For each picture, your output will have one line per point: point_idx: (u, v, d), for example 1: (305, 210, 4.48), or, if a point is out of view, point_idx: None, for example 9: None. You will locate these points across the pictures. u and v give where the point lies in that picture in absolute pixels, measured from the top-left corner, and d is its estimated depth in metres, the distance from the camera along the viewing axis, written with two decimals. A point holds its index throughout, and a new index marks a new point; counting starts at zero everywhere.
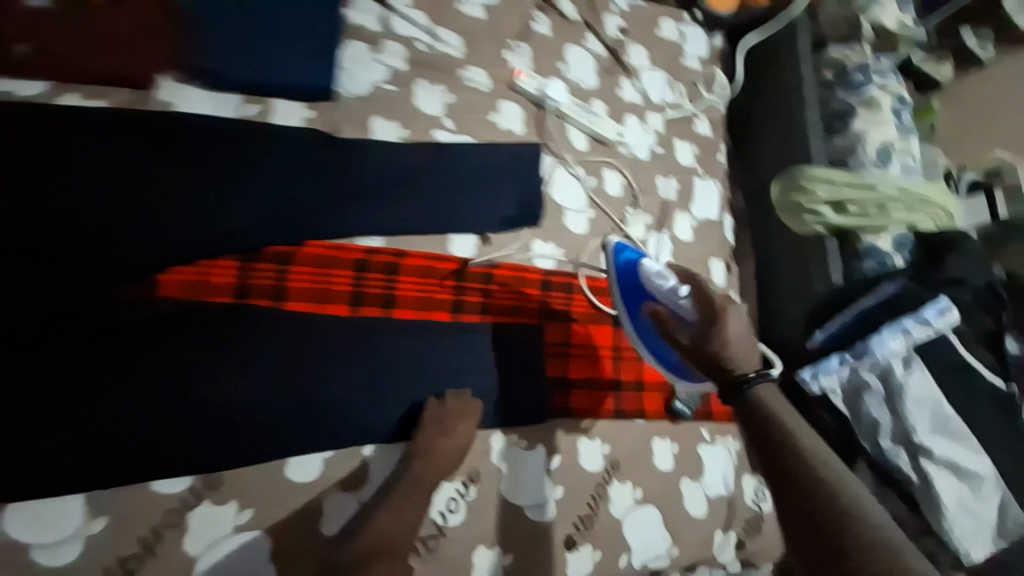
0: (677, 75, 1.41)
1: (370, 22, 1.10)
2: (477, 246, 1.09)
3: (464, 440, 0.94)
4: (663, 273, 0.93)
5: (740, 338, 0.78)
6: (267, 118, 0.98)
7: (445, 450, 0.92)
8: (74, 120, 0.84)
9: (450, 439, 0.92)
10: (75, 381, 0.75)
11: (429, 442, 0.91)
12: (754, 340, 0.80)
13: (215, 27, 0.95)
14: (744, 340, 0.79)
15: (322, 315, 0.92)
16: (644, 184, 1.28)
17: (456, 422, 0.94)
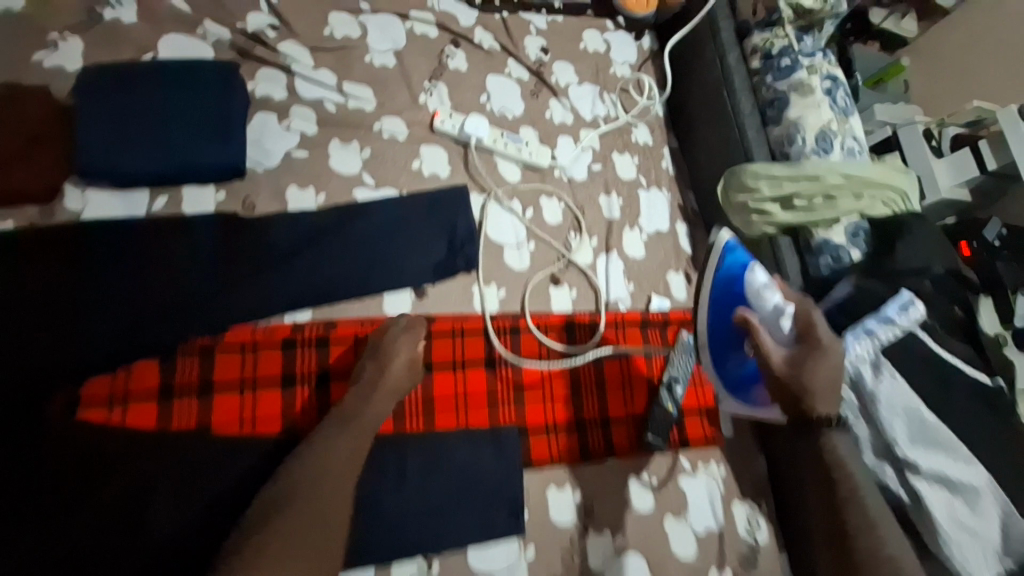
0: (607, 86, 1.37)
1: (275, 90, 1.09)
2: (413, 302, 1.04)
3: (409, 356, 0.93)
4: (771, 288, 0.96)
5: (830, 374, 0.84)
6: (179, 210, 0.96)
7: (391, 375, 0.91)
8: None
9: (390, 364, 0.91)
10: (12, 509, 0.76)
11: (368, 376, 0.90)
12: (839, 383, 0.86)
13: (111, 126, 0.94)
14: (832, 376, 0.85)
15: (253, 405, 0.90)
16: (585, 204, 1.24)
17: (398, 338, 0.94)
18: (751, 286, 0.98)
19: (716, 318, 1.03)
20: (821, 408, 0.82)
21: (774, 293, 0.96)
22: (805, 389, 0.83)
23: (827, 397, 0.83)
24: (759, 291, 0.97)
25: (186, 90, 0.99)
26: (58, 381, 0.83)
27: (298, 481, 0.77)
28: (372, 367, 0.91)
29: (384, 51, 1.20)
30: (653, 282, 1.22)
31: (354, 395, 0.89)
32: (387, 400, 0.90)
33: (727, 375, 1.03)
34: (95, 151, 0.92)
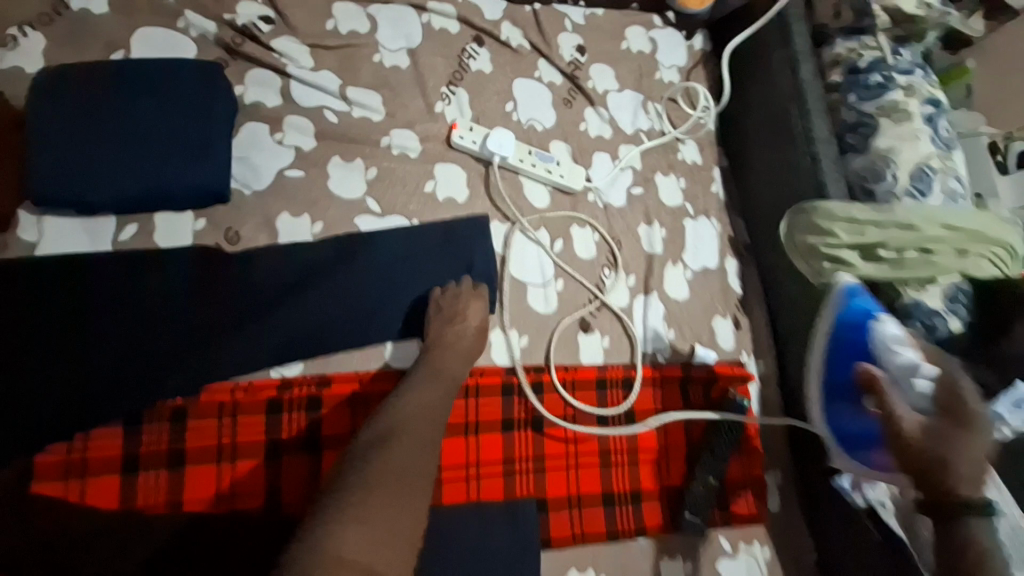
0: (651, 95, 1.19)
1: (268, 96, 0.93)
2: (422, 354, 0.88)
3: (477, 323, 0.88)
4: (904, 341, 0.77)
5: (980, 452, 0.67)
6: (151, 241, 0.83)
7: (459, 340, 0.85)
8: None
9: (459, 326, 0.86)
10: None
11: (438, 337, 0.85)
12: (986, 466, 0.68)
13: (67, 141, 0.79)
14: (981, 458, 0.67)
15: (233, 478, 0.78)
16: (623, 235, 1.07)
17: (469, 299, 0.90)
18: (879, 338, 0.78)
19: (835, 371, 0.82)
20: (965, 491, 0.65)
21: (906, 349, 0.76)
22: (948, 466, 0.66)
23: (971, 479, 0.66)
24: (887, 343, 0.77)
25: (155, 96, 0.84)
26: (11, 442, 0.73)
27: (397, 424, 0.70)
28: (441, 326, 0.86)
29: (396, 50, 1.04)
30: (697, 330, 1.06)
31: (427, 360, 0.82)
32: (460, 364, 0.84)
33: (839, 432, 0.83)
34: (49, 170, 0.78)
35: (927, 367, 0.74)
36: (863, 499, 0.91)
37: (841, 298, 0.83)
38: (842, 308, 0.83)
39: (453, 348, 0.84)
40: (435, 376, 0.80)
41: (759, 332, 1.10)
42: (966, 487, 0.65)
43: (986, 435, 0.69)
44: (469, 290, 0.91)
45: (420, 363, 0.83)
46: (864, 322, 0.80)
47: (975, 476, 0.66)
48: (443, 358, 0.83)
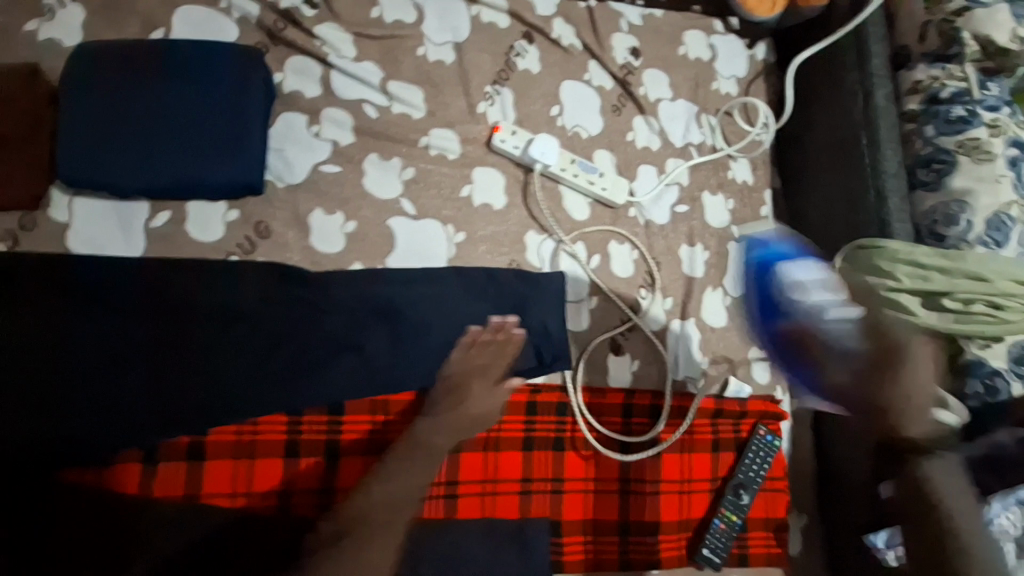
0: (705, 107, 1.13)
1: (307, 85, 0.89)
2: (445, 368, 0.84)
3: (493, 400, 0.83)
4: (803, 284, 0.77)
5: (921, 373, 0.67)
6: (182, 230, 0.81)
7: (462, 414, 0.81)
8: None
9: (471, 399, 0.82)
10: None
11: (439, 404, 0.81)
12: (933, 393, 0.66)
13: (103, 122, 0.78)
14: (923, 392, 0.66)
15: (249, 477, 0.78)
16: (663, 254, 1.02)
17: (477, 380, 0.83)
18: (781, 286, 0.79)
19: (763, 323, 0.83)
20: (916, 432, 0.65)
21: (812, 292, 0.76)
22: (878, 406, 0.66)
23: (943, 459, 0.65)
24: (790, 292, 0.78)
25: (193, 81, 0.81)
26: (26, 423, 0.73)
27: (374, 504, 0.72)
28: (455, 398, 0.81)
29: (442, 43, 0.99)
30: (733, 360, 1.01)
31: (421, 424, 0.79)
32: (456, 433, 0.80)
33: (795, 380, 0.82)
34: (85, 149, 0.77)
35: (829, 303, 0.74)
36: (893, 559, 0.86)
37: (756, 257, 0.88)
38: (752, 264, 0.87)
39: (461, 413, 0.81)
40: (421, 450, 0.77)
41: None
42: (918, 430, 0.65)
43: (908, 364, 0.68)
44: (495, 339, 0.85)
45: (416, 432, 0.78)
46: (770, 272, 0.82)
47: (919, 409, 0.65)
48: (447, 422, 0.80)
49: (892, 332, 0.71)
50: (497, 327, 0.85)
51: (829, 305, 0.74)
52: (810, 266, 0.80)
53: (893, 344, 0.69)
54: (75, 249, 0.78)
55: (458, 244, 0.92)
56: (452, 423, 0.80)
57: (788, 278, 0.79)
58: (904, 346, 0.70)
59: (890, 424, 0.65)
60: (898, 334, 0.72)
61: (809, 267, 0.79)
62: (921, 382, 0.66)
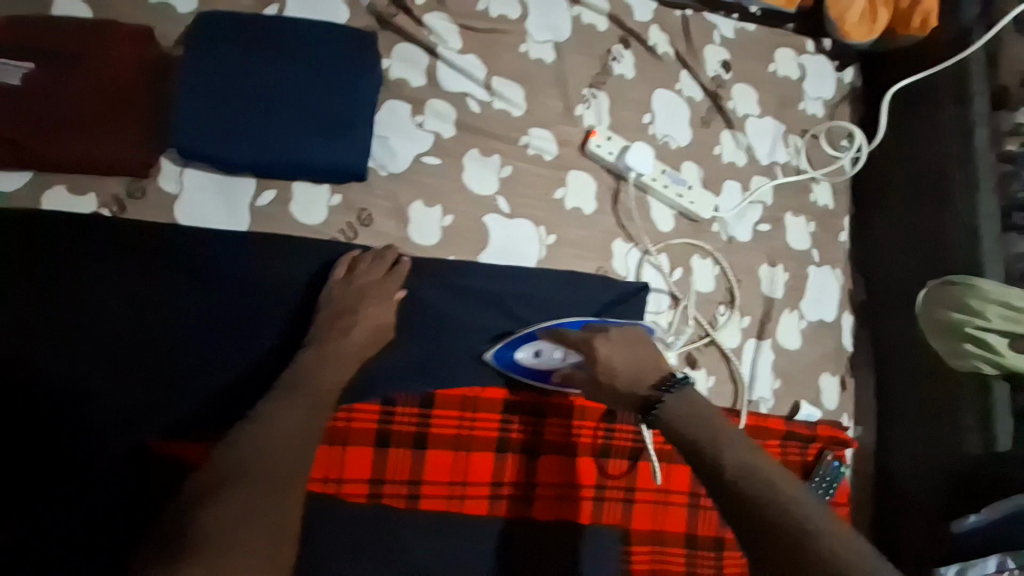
0: (792, 127, 1.12)
1: (413, 75, 0.89)
2: (526, 364, 0.84)
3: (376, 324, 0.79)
4: (538, 351, 0.84)
5: (619, 347, 0.73)
6: (287, 211, 0.82)
7: (351, 342, 0.76)
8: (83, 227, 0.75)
9: (348, 331, 0.76)
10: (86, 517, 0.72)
11: (326, 330, 0.77)
12: (642, 346, 0.73)
13: (217, 95, 0.77)
14: (629, 353, 0.73)
15: (342, 465, 0.80)
16: (743, 273, 1.02)
17: (368, 306, 0.78)
18: (528, 366, 0.85)
19: None
20: (638, 390, 0.69)
21: (542, 352, 0.84)
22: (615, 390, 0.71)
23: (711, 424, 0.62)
24: (550, 365, 0.84)
25: (307, 61, 0.80)
26: (137, 391, 0.75)
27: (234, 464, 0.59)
28: (338, 324, 0.77)
29: (543, 42, 0.98)
30: (803, 384, 1.02)
31: (305, 358, 0.74)
32: (344, 367, 0.74)
33: None
34: (201, 120, 0.76)
35: (559, 349, 0.82)
36: None
37: (500, 364, 0.85)
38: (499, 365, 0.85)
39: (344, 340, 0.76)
40: (303, 386, 0.70)
41: (870, 397, 1.05)
42: (639, 389, 0.69)
43: (602, 340, 0.75)
44: (388, 277, 0.81)
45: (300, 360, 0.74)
46: (517, 363, 0.85)
47: (639, 365, 0.71)
48: (334, 352, 0.75)
49: (597, 322, 0.80)
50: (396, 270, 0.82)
51: (559, 346, 0.82)
52: (525, 346, 0.84)
53: (585, 341, 0.77)
54: (183, 221, 0.79)
55: (548, 246, 0.92)
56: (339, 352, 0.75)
57: (532, 359, 0.84)
58: (595, 339, 0.75)
59: (630, 394, 0.70)
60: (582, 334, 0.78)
61: (526, 344, 0.84)
62: (615, 347, 0.73)
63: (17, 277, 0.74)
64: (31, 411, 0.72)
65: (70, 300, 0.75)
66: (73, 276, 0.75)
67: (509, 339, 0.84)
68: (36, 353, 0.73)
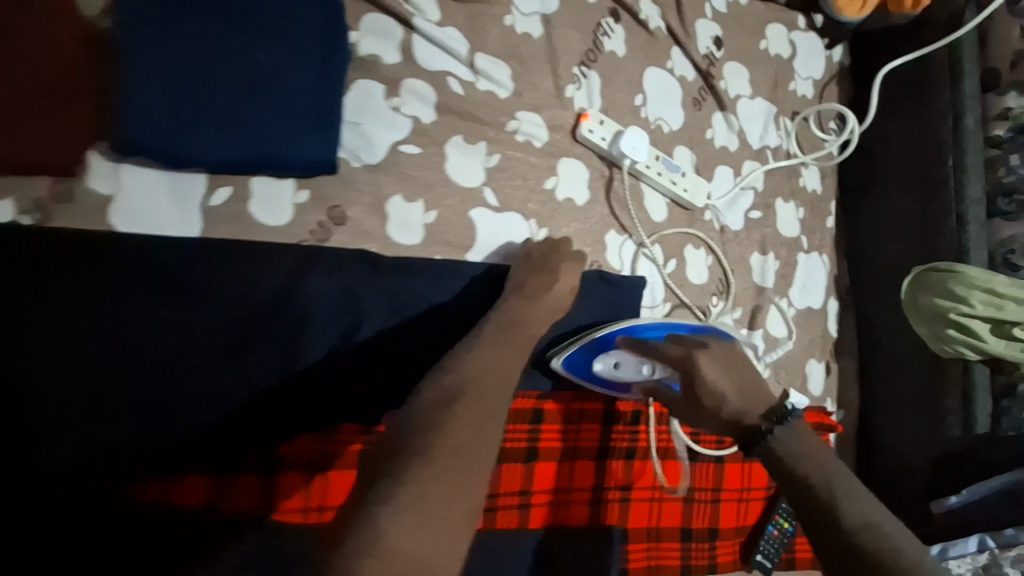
0: (783, 110, 1.09)
1: (386, 50, 0.79)
2: (604, 371, 0.83)
3: (573, 284, 0.78)
4: (616, 363, 0.82)
5: (726, 369, 0.64)
6: (246, 210, 0.72)
7: (543, 306, 0.75)
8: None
9: (550, 286, 0.76)
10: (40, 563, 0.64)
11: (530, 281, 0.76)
12: (752, 365, 0.65)
13: (152, 76, 0.64)
14: (739, 373, 0.64)
15: (325, 492, 0.75)
16: (735, 261, 1.00)
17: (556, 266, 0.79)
18: (605, 375, 0.83)
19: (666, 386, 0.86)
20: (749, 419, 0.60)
21: (620, 364, 0.81)
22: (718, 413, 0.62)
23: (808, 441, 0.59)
24: (627, 376, 0.82)
25: (262, 35, 0.69)
26: (71, 428, 0.64)
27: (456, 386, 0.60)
28: (541, 281, 0.76)
29: (530, 14, 0.89)
30: (792, 372, 1.03)
31: (510, 304, 0.74)
32: (544, 317, 0.75)
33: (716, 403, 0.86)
34: (145, 93, 0.64)
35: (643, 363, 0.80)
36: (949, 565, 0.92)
37: (575, 369, 0.84)
38: (572, 370, 0.84)
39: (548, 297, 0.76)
40: (518, 328, 0.71)
41: (848, 381, 1.08)
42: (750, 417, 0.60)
43: (706, 355, 0.66)
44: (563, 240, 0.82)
45: (504, 311, 0.73)
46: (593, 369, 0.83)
47: (752, 390, 0.62)
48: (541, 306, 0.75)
49: (690, 337, 0.70)
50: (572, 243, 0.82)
51: (644, 361, 0.78)
52: (604, 356, 0.83)
53: (684, 354, 0.67)
54: (120, 226, 0.68)
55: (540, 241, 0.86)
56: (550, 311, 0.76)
57: (610, 368, 0.82)
58: (696, 356, 0.65)
59: (732, 422, 0.62)
60: (680, 347, 0.68)
61: (607, 355, 0.83)
62: (725, 363, 0.65)
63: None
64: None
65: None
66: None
67: (587, 343, 0.83)
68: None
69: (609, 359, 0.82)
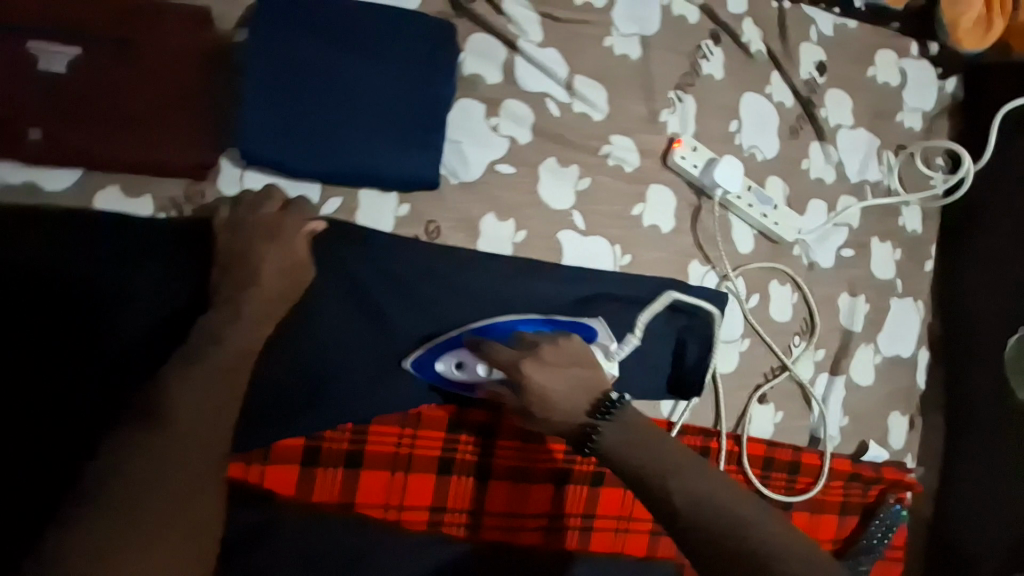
0: (886, 143, 1.02)
1: (488, 70, 0.80)
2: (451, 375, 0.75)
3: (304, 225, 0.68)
4: (461, 363, 0.74)
5: (553, 369, 0.62)
6: (353, 221, 0.75)
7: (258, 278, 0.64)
8: (127, 229, 0.67)
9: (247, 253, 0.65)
10: None
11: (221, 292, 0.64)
12: (578, 362, 0.63)
13: (282, 96, 0.69)
14: (569, 375, 0.62)
15: (401, 498, 0.77)
16: (822, 302, 0.96)
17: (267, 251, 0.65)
18: (452, 377, 0.75)
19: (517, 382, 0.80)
20: (575, 418, 0.60)
21: (465, 363, 0.74)
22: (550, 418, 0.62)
23: (647, 444, 0.57)
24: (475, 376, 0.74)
25: (382, 57, 0.72)
26: None
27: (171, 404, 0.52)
28: None
29: (629, 35, 0.87)
30: (873, 423, 0.98)
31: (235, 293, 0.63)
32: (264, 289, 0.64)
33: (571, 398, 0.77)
34: (267, 108, 0.68)
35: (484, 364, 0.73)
36: None
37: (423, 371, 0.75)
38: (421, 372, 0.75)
39: (247, 303, 0.62)
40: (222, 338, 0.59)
41: (930, 436, 1.03)
42: (577, 417, 0.60)
43: (531, 360, 0.63)
44: (285, 219, 0.67)
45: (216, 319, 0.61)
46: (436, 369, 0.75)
47: (575, 392, 0.61)
48: (245, 311, 0.62)
49: (528, 338, 0.68)
50: (293, 225, 0.67)
51: (480, 360, 0.72)
52: (445, 355, 0.75)
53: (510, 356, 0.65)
54: None
55: (623, 267, 0.85)
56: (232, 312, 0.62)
57: (452, 370, 0.75)
58: (523, 365, 0.63)
59: (565, 424, 0.61)
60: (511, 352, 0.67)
61: (448, 355, 0.75)
62: (558, 366, 0.63)
63: (31, 278, 0.63)
64: (46, 430, 0.62)
65: (92, 305, 0.65)
66: (92, 275, 0.65)
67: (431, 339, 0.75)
68: (60, 368, 0.63)
69: (448, 358, 0.75)
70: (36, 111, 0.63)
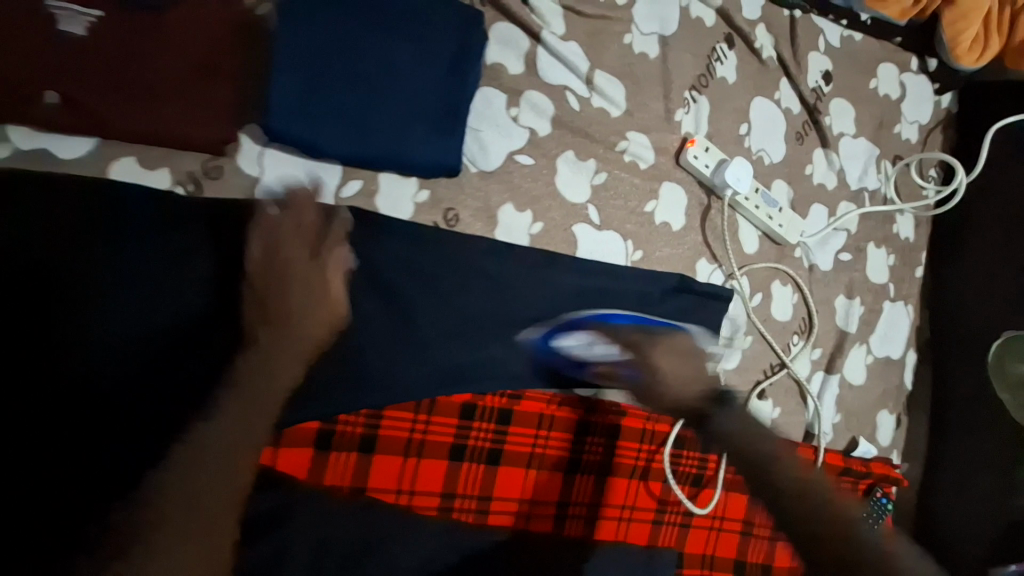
0: (885, 152, 1.06)
1: (510, 60, 0.80)
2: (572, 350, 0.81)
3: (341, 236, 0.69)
4: (582, 342, 0.81)
5: (673, 357, 0.73)
6: (372, 204, 0.74)
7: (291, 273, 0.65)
8: (140, 202, 0.65)
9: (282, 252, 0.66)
10: None
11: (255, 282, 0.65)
12: (696, 359, 0.73)
13: (305, 74, 0.67)
14: (687, 363, 0.72)
15: (413, 482, 0.77)
16: (821, 303, 0.99)
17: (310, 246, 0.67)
18: (566, 352, 0.82)
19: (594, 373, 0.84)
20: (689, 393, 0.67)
21: (580, 341, 0.81)
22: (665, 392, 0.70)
23: (754, 432, 0.61)
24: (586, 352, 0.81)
25: (408, 41, 0.71)
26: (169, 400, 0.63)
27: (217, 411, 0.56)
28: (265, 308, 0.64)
29: (648, 34, 0.89)
30: (863, 420, 1.02)
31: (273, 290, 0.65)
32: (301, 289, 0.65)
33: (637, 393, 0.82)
34: (293, 84, 0.67)
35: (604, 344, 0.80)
36: None
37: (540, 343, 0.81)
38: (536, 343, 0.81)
39: (273, 296, 0.64)
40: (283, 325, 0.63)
41: (913, 434, 1.08)
42: (694, 394, 0.67)
43: (658, 342, 0.76)
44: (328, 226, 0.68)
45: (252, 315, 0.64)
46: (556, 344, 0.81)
47: (692, 375, 0.70)
48: (271, 306, 0.64)
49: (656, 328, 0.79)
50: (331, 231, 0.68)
51: (602, 340, 0.79)
52: (569, 334, 0.81)
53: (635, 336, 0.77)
54: None
55: (634, 262, 0.87)
56: (264, 310, 0.64)
57: (570, 345, 0.81)
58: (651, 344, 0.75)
59: (680, 402, 0.68)
60: (639, 337, 0.77)
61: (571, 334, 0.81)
62: (678, 351, 0.74)
63: (34, 249, 0.60)
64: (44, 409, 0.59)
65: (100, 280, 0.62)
66: (100, 247, 0.62)
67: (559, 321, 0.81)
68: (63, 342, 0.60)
69: (570, 334, 0.81)
70: (47, 75, 0.60)
